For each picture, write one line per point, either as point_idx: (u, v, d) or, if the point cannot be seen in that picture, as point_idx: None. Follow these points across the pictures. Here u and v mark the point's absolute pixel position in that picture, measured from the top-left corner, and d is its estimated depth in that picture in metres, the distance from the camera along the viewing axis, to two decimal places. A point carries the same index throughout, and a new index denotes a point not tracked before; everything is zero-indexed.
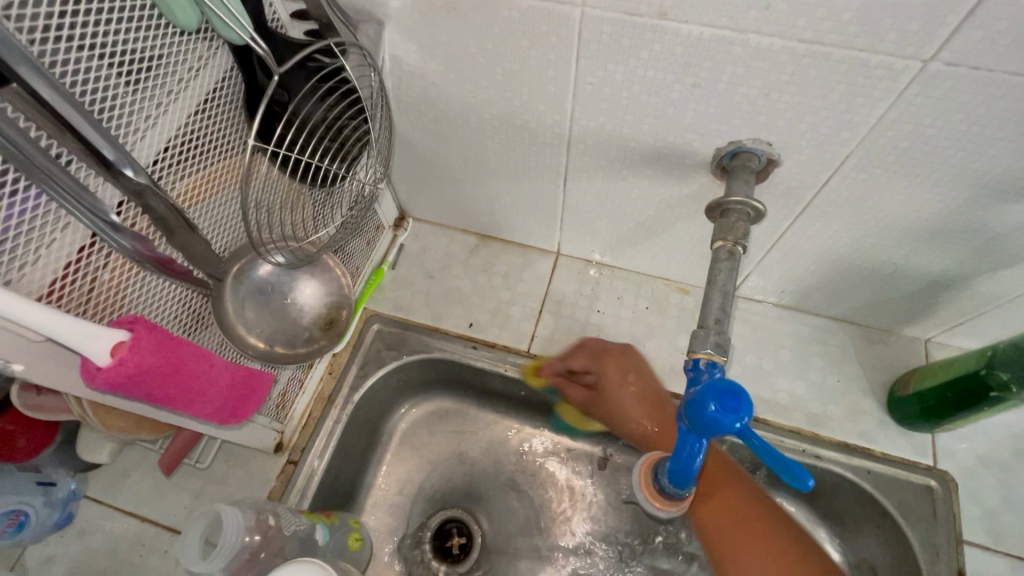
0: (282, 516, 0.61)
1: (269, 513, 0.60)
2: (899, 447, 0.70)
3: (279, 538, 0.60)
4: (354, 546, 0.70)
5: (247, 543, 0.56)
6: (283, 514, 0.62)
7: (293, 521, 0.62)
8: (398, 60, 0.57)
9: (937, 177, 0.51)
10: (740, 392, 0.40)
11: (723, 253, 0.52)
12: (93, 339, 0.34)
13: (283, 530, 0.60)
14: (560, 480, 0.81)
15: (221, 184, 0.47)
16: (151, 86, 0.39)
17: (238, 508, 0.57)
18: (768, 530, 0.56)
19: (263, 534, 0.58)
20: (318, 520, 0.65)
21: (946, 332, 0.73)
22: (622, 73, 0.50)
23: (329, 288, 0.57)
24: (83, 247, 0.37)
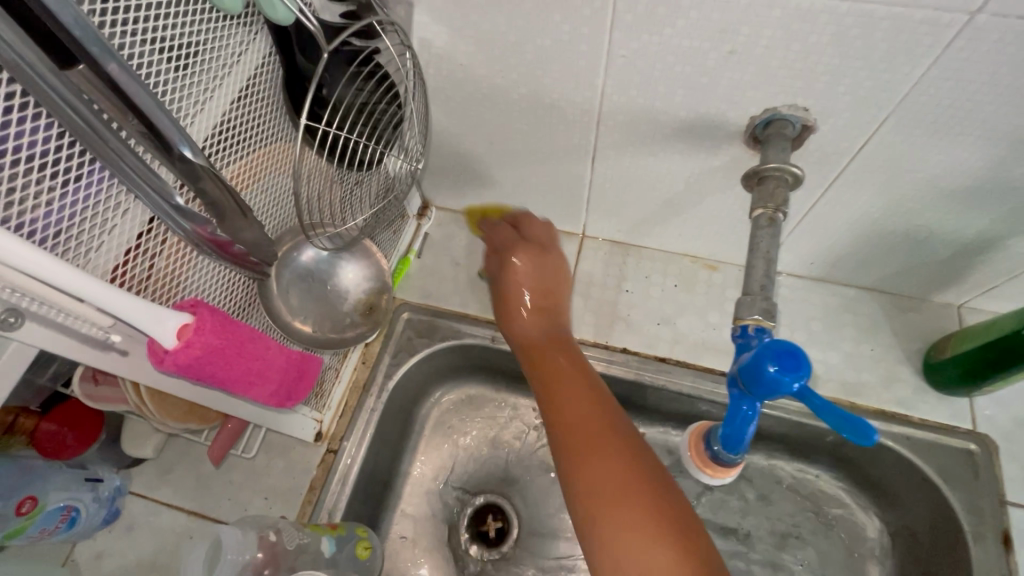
0: (283, 531, 0.63)
1: (271, 529, 0.63)
2: (937, 412, 0.70)
3: (284, 554, 0.62)
4: (363, 555, 0.66)
5: (252, 560, 0.60)
6: (286, 528, 0.64)
7: (294, 534, 0.63)
8: (427, 43, 0.57)
9: (980, 135, 0.51)
10: (798, 351, 0.40)
11: (764, 221, 0.52)
12: (160, 321, 0.35)
13: (284, 545, 0.63)
14: None
15: (263, 169, 0.48)
16: (198, 72, 0.39)
17: (236, 527, 0.62)
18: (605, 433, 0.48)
19: (267, 552, 0.62)
20: (323, 532, 0.64)
21: (979, 297, 0.72)
22: (656, 43, 0.50)
23: (369, 273, 0.57)
24: (141, 232, 0.37)
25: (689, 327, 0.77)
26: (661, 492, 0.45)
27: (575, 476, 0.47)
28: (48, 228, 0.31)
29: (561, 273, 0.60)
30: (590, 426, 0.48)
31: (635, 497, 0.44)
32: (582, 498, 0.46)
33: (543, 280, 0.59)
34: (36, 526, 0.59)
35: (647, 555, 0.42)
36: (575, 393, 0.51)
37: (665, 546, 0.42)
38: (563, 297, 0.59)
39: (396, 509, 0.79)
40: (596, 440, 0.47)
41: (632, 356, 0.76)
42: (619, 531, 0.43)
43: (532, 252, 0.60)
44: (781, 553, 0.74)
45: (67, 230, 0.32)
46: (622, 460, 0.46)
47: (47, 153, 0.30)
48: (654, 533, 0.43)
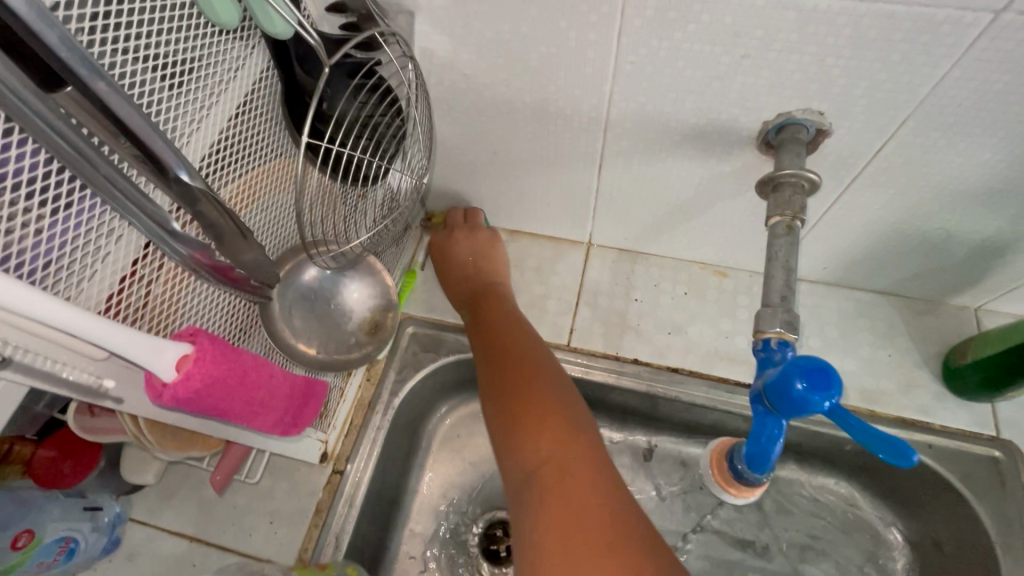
0: None
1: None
2: (959, 418, 0.68)
3: None
4: None
5: None
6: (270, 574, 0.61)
7: None
8: (429, 53, 0.56)
9: (1002, 136, 0.49)
10: (829, 368, 0.38)
11: (781, 228, 0.50)
12: (156, 353, 0.33)
13: None
14: None
15: (262, 187, 0.46)
16: (193, 89, 0.38)
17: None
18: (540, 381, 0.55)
19: None
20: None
21: (997, 299, 0.71)
22: (666, 48, 0.49)
23: (374, 291, 0.55)
24: (136, 259, 0.35)
25: (700, 336, 0.75)
26: (570, 402, 0.53)
27: (495, 392, 0.55)
28: (37, 258, 0.30)
29: (491, 248, 0.76)
30: (512, 354, 0.58)
31: (543, 400, 0.52)
32: (500, 406, 0.54)
33: (478, 254, 0.75)
34: (33, 559, 0.57)
35: (546, 441, 0.49)
36: (502, 335, 0.61)
37: (559, 433, 0.50)
38: (495, 262, 0.75)
39: (404, 528, 0.77)
40: (517, 363, 0.57)
41: (644, 367, 0.74)
42: (525, 428, 0.51)
43: (473, 236, 0.76)
44: (801, 566, 0.72)
45: (57, 260, 0.31)
46: (538, 377, 0.55)
47: (34, 180, 0.28)
48: (554, 425, 0.50)
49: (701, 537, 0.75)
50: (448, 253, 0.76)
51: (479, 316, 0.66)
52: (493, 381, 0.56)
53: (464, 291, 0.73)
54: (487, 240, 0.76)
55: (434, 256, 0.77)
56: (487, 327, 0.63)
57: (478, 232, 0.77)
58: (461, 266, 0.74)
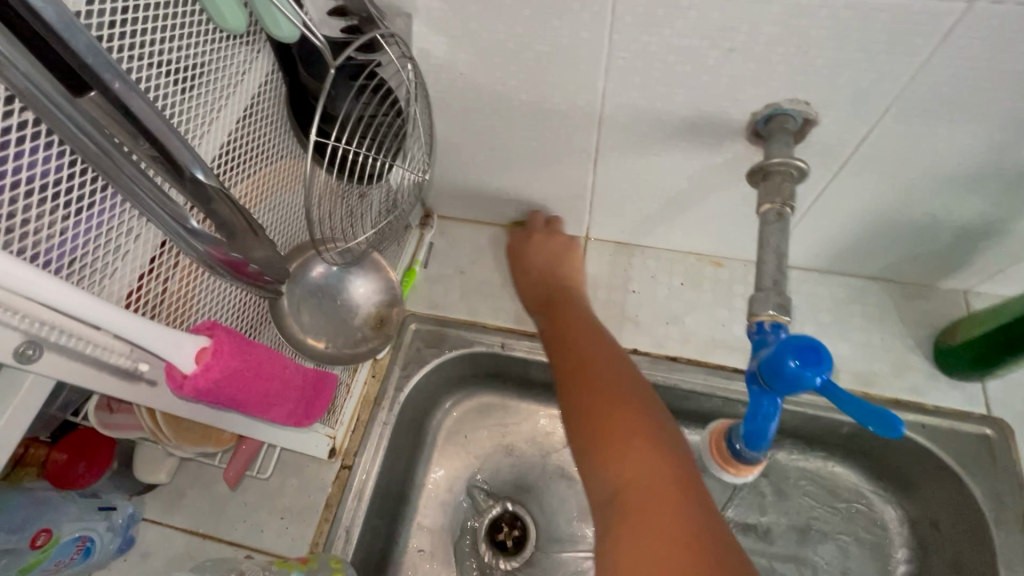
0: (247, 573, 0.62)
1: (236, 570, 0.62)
2: (950, 398, 0.70)
3: None
4: None
5: None
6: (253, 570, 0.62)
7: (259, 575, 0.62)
8: (426, 54, 0.58)
9: (982, 120, 0.51)
10: (820, 346, 0.40)
11: (772, 215, 0.52)
12: (177, 345, 0.34)
13: None
14: None
15: (269, 186, 0.48)
16: (203, 92, 0.39)
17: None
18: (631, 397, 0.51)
19: None
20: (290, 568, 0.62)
21: (985, 281, 0.72)
22: (656, 43, 0.50)
23: (380, 287, 0.57)
24: (153, 257, 0.37)
25: (697, 325, 0.77)
26: (659, 419, 0.49)
27: (572, 403, 0.53)
28: (62, 256, 0.31)
29: (563, 258, 0.76)
30: (591, 361, 0.56)
31: (625, 412, 0.49)
32: (577, 417, 0.51)
33: (546, 266, 0.76)
34: (51, 558, 0.58)
35: (627, 464, 0.46)
36: (582, 344, 0.59)
37: (650, 453, 0.46)
38: (564, 271, 0.75)
39: (412, 522, 0.79)
40: (592, 376, 0.54)
41: (643, 356, 0.76)
42: (603, 445, 0.48)
43: (544, 241, 0.77)
44: (802, 548, 0.74)
45: (81, 258, 0.32)
46: (624, 388, 0.52)
47: (60, 181, 0.30)
48: (636, 444, 0.47)
49: None
50: (523, 259, 0.78)
51: (553, 328, 0.65)
52: (571, 394, 0.53)
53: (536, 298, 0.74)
54: (563, 250, 0.77)
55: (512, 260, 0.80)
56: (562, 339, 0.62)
57: (556, 242, 0.77)
58: (530, 273, 0.77)
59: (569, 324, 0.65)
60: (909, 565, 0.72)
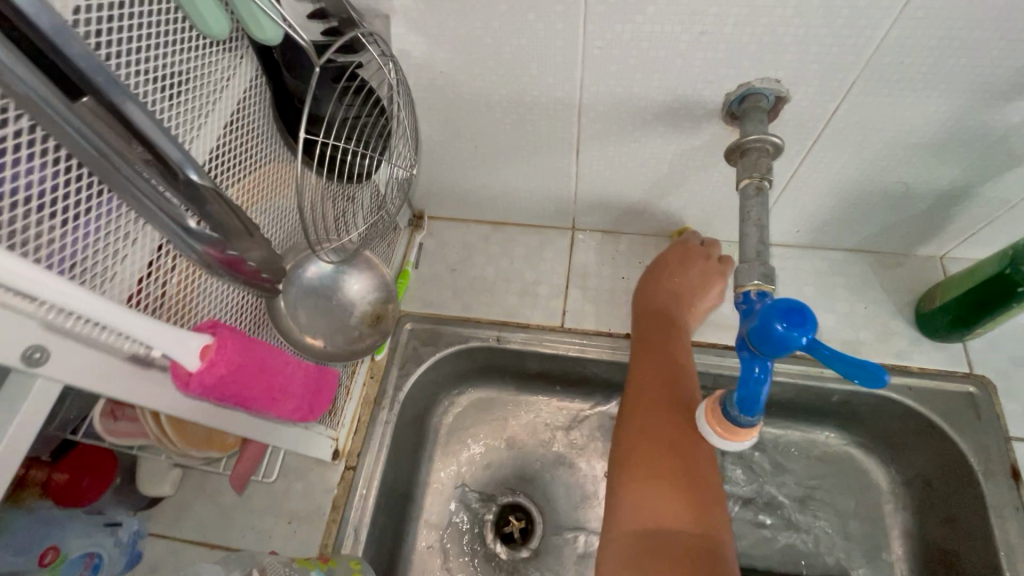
0: (267, 568, 0.59)
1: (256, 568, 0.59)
2: (934, 359, 0.72)
3: None
4: None
5: None
6: (271, 565, 0.59)
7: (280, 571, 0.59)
8: (406, 55, 0.59)
9: (945, 86, 0.53)
10: (804, 308, 0.41)
11: (752, 190, 0.54)
12: (182, 344, 0.35)
13: None
14: (599, 472, 0.81)
15: (261, 190, 0.48)
16: (190, 99, 0.40)
17: None
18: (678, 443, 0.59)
19: None
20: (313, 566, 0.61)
21: (959, 246, 0.75)
22: (629, 32, 0.52)
23: (373, 285, 0.58)
24: (151, 261, 0.37)
25: None
26: (697, 476, 0.57)
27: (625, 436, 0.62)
28: (63, 261, 0.32)
29: (711, 288, 0.73)
30: (667, 420, 0.61)
31: (682, 478, 0.57)
32: (629, 446, 0.61)
33: (689, 296, 0.73)
34: None
35: (649, 497, 0.56)
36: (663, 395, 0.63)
37: (675, 498, 0.56)
38: (697, 308, 0.73)
39: (420, 519, 0.79)
40: (659, 436, 0.60)
41: None
42: (649, 481, 0.57)
43: (700, 267, 0.74)
44: (802, 516, 0.76)
45: (82, 262, 0.33)
46: (672, 434, 0.60)
47: (58, 186, 0.31)
48: (680, 506, 0.55)
49: None
50: (676, 279, 0.74)
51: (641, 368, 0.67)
52: (632, 429, 0.62)
53: (660, 325, 0.71)
54: (714, 289, 0.74)
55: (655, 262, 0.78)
56: (647, 371, 0.66)
57: (699, 272, 0.74)
58: (665, 290, 0.73)
59: (655, 367, 0.66)
60: (906, 525, 0.74)
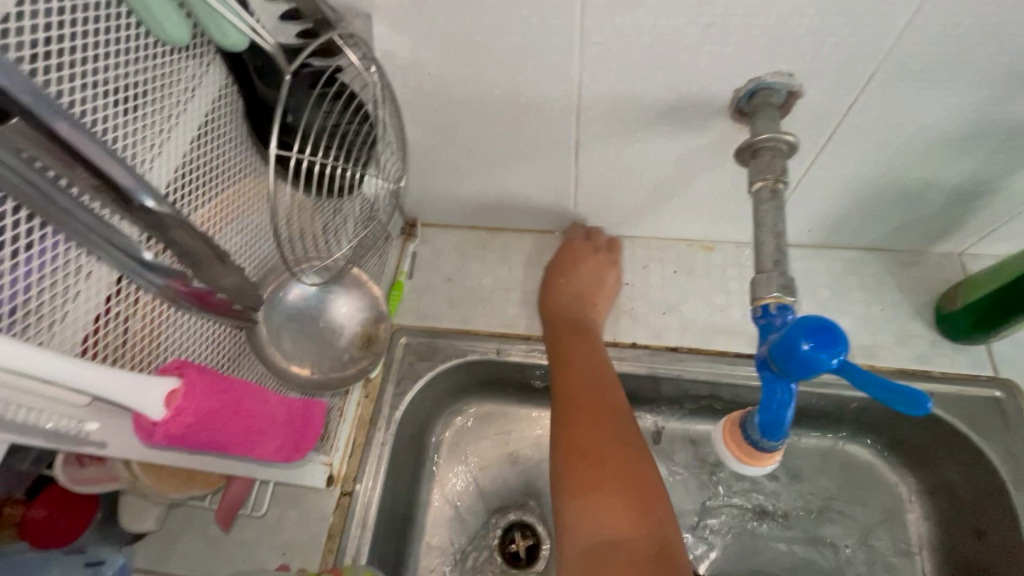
0: None
1: None
2: (957, 363, 0.69)
3: None
4: None
5: None
6: None
7: None
8: (391, 56, 0.55)
9: (971, 78, 0.50)
10: (833, 326, 0.38)
11: (766, 193, 0.50)
12: (143, 392, 0.31)
13: None
14: None
15: (237, 210, 0.45)
16: (150, 114, 0.37)
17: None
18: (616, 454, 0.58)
19: None
20: None
21: (979, 242, 0.72)
22: (630, 25, 0.48)
23: (363, 304, 0.54)
24: (109, 295, 0.34)
25: (695, 312, 0.75)
26: (642, 483, 0.56)
27: (568, 459, 0.59)
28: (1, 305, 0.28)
29: (607, 278, 0.75)
30: (598, 420, 0.61)
31: (628, 485, 0.56)
32: (569, 467, 0.58)
33: (587, 286, 0.74)
34: None
35: (600, 516, 0.54)
36: (592, 396, 0.63)
37: (623, 508, 0.54)
38: (600, 297, 0.74)
39: (421, 542, 0.76)
40: (603, 449, 0.58)
41: (644, 349, 0.74)
42: (597, 500, 0.55)
43: (591, 258, 0.75)
44: (821, 528, 0.73)
45: (25, 304, 0.29)
46: (610, 446, 0.59)
47: None
48: (630, 512, 0.54)
49: (722, 513, 0.74)
50: (572, 270, 0.74)
51: (564, 357, 0.68)
52: (566, 444, 0.60)
53: (564, 315, 0.72)
54: (611, 275, 0.75)
55: (564, 264, 0.75)
56: (571, 373, 0.66)
57: (604, 259, 0.76)
58: (565, 288, 0.74)
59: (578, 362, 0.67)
60: (930, 536, 0.71)
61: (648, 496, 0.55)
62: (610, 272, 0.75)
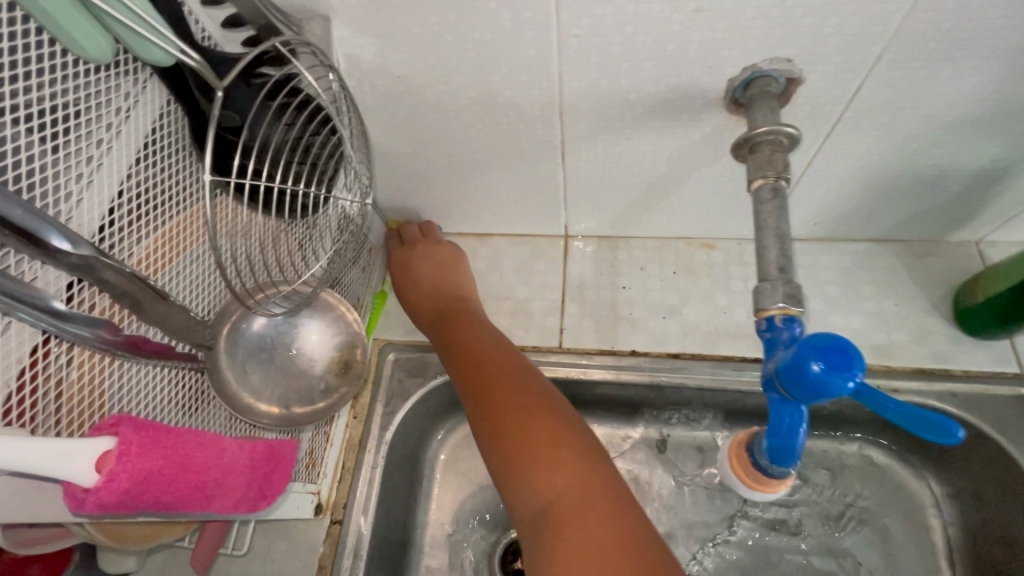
0: None
1: None
2: (978, 359, 0.65)
3: None
4: None
5: None
6: None
7: None
8: (355, 60, 0.51)
9: (988, 55, 0.45)
10: (847, 345, 0.34)
11: (767, 191, 0.46)
12: (72, 462, 0.28)
13: None
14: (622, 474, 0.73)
15: (188, 240, 0.41)
16: (75, 142, 0.33)
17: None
18: (525, 407, 0.51)
19: None
20: None
21: (998, 229, 0.67)
22: (611, 15, 0.44)
23: (334, 330, 0.51)
24: (36, 350, 0.30)
25: (696, 315, 0.71)
26: (560, 425, 0.49)
27: (491, 431, 0.51)
28: None
29: (444, 257, 0.70)
30: (496, 378, 0.54)
31: (556, 437, 0.48)
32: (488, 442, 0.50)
33: (434, 274, 0.68)
34: None
35: (540, 484, 0.46)
36: (481, 357, 0.56)
37: (556, 465, 0.47)
38: (455, 278, 0.69)
39: (420, 566, 0.72)
40: (519, 405, 0.51)
41: (644, 357, 0.70)
42: (525, 469, 0.47)
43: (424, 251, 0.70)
44: (839, 537, 0.69)
45: None
46: (517, 401, 0.51)
47: None
48: (565, 462, 0.47)
49: (735, 524, 0.70)
50: (408, 269, 0.69)
51: (450, 333, 0.61)
52: (477, 420, 0.52)
53: (426, 307, 0.67)
54: (447, 253, 0.71)
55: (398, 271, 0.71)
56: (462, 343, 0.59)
57: (429, 243, 0.71)
58: (418, 290, 0.68)
59: (465, 328, 0.60)
60: (956, 543, 0.66)
61: (569, 440, 0.48)
62: (447, 252, 0.71)
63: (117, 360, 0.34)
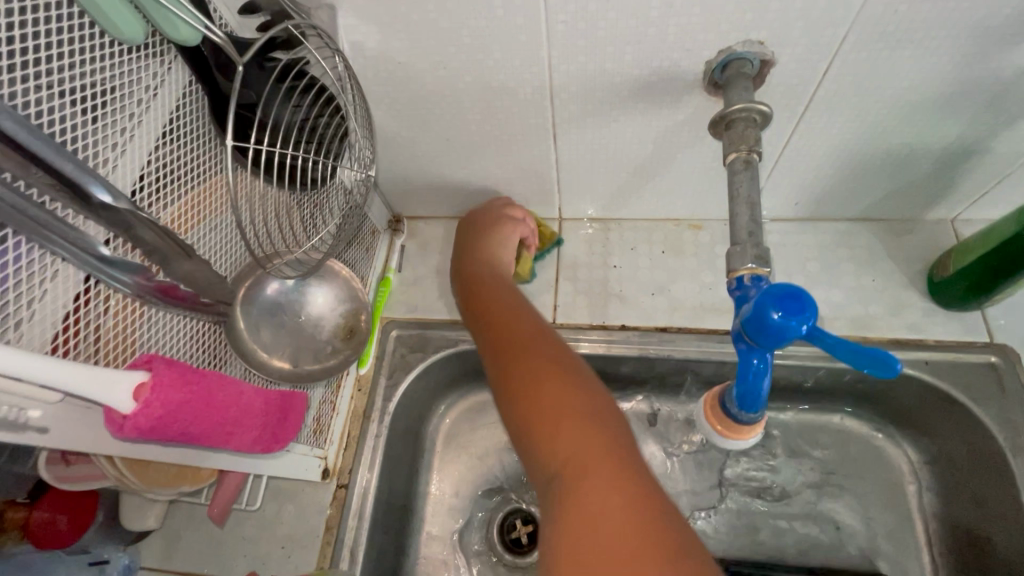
0: None
1: None
2: (950, 330, 0.68)
3: None
4: None
5: None
6: None
7: None
8: (359, 47, 0.55)
9: (946, 36, 0.49)
10: (801, 293, 0.38)
11: (740, 163, 0.49)
12: (114, 387, 0.32)
13: None
14: None
15: (208, 207, 0.45)
16: (109, 113, 0.37)
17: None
18: (550, 373, 0.51)
19: None
20: None
21: (971, 207, 0.70)
22: (594, 2, 0.48)
23: (341, 296, 0.55)
24: (78, 295, 0.34)
25: (684, 292, 0.75)
26: (582, 390, 0.49)
27: (512, 396, 0.51)
28: None
29: (480, 237, 0.71)
30: (524, 349, 0.54)
31: (577, 400, 0.48)
32: (512, 406, 0.50)
33: (471, 253, 0.70)
34: None
35: (556, 444, 0.45)
36: (511, 331, 0.57)
37: (574, 424, 0.46)
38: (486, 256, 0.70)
39: (421, 532, 0.76)
40: (539, 370, 0.51)
41: (634, 331, 0.73)
42: (546, 428, 0.47)
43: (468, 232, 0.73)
44: (820, 502, 0.72)
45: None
46: (543, 368, 0.51)
47: None
48: (583, 423, 0.46)
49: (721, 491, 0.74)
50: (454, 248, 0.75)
51: (481, 312, 0.62)
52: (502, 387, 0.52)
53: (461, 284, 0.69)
54: (484, 233, 0.71)
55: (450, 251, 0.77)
56: (489, 320, 0.60)
57: (475, 224, 0.73)
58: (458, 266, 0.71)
59: (498, 307, 0.61)
60: (931, 507, 0.70)
61: (592, 404, 0.48)
62: (482, 231, 0.72)
63: (148, 308, 0.38)
